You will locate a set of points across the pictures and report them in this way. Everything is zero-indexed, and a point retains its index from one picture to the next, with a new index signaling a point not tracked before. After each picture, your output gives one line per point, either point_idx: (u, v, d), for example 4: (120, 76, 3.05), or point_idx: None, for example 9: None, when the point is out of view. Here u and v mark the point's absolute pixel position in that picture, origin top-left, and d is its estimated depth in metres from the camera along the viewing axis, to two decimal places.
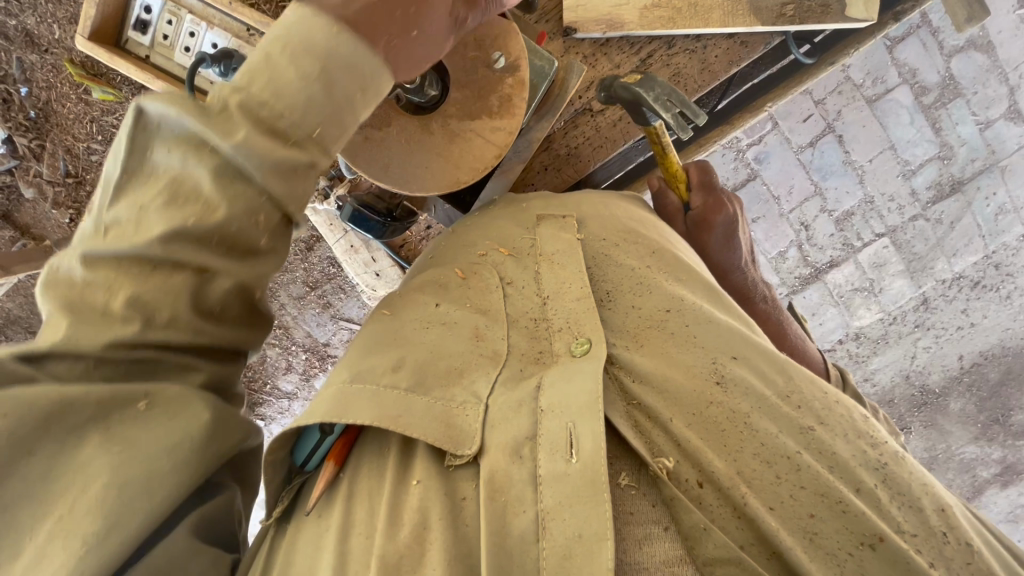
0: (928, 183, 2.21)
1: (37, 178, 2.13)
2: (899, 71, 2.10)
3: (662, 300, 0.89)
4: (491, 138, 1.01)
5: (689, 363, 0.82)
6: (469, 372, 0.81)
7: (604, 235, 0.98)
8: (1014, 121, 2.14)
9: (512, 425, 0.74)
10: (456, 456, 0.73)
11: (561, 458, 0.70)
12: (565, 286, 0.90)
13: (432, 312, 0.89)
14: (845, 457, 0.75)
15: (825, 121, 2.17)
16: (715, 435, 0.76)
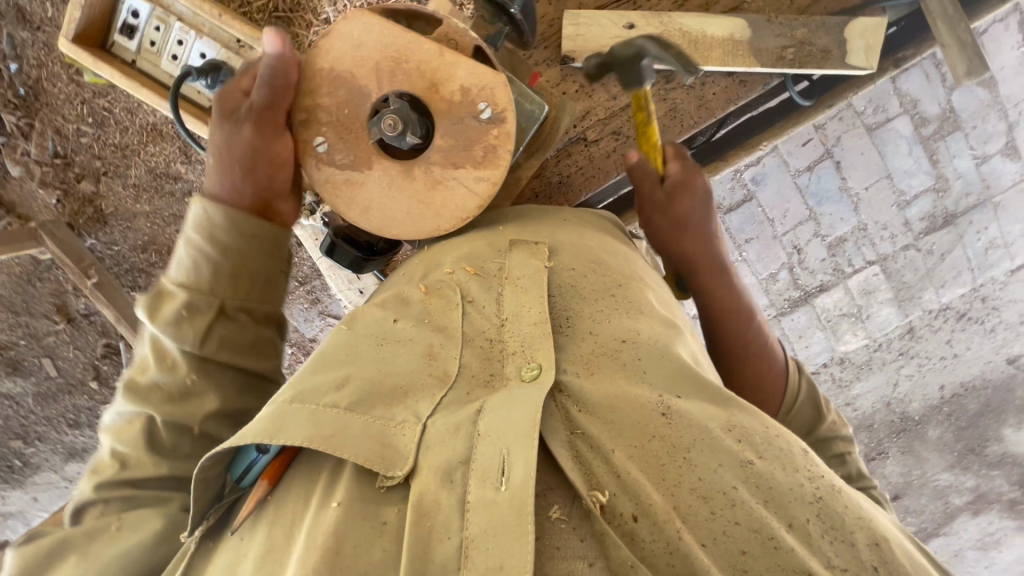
0: (921, 214, 2.22)
1: (25, 156, 2.10)
2: (901, 101, 2.09)
3: (618, 332, 0.85)
4: (474, 189, 1.01)
5: (637, 394, 0.77)
6: (413, 392, 0.77)
7: (575, 264, 0.93)
8: (1011, 158, 2.14)
9: (445, 448, 0.69)
10: (387, 477, 0.69)
11: (491, 483, 0.65)
12: (520, 305, 0.85)
13: (388, 328, 0.87)
14: (783, 489, 0.70)
15: (823, 146, 2.16)
16: (654, 470, 0.71)
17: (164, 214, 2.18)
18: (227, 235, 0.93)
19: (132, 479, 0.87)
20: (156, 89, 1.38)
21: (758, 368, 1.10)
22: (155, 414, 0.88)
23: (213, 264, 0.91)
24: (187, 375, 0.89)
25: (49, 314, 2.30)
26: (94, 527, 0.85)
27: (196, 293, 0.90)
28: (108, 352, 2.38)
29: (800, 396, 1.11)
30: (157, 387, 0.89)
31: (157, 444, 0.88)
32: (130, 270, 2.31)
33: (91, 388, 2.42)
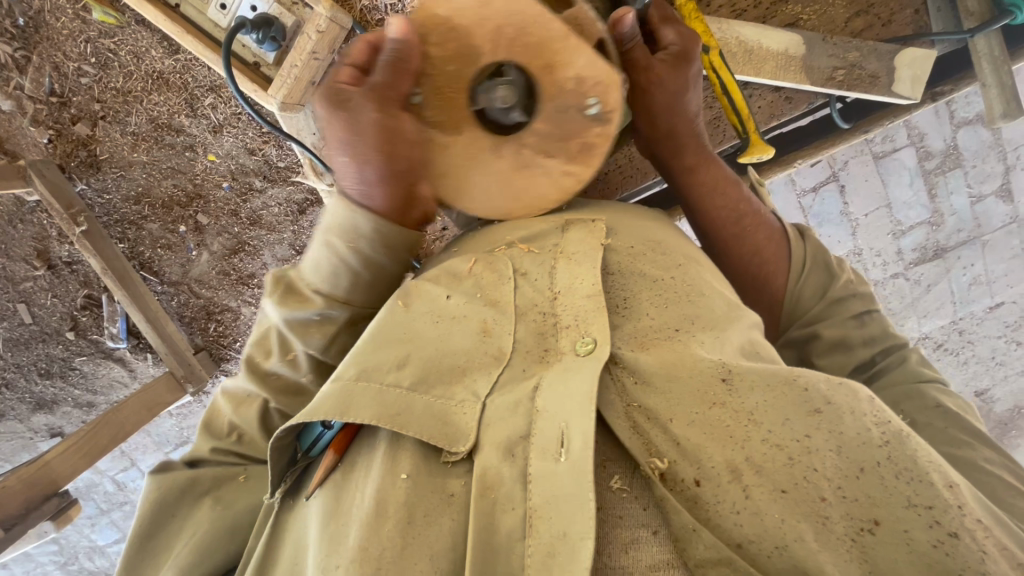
0: (914, 245, 2.29)
1: (18, 91, 2.00)
2: (909, 133, 2.15)
3: (674, 316, 0.87)
4: (559, 180, 1.01)
5: (698, 363, 0.81)
6: (470, 372, 0.82)
7: (632, 242, 0.97)
8: (1004, 200, 2.22)
9: (505, 425, 0.75)
10: (451, 454, 0.75)
11: (551, 455, 0.71)
12: (574, 280, 0.88)
13: (443, 305, 0.89)
14: (851, 435, 0.72)
15: (831, 169, 2.21)
16: (720, 433, 0.75)
17: (162, 166, 2.10)
18: (369, 245, 0.92)
19: (249, 450, 0.98)
20: (202, 39, 1.36)
21: (764, 258, 1.08)
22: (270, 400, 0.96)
23: (353, 274, 0.94)
24: (304, 375, 0.97)
25: (29, 258, 2.21)
26: (220, 474, 0.95)
27: (333, 303, 0.95)
28: (89, 303, 2.30)
29: (808, 261, 1.10)
30: (275, 375, 0.97)
31: (269, 425, 0.97)
32: (119, 221, 2.19)
33: (67, 338, 2.32)
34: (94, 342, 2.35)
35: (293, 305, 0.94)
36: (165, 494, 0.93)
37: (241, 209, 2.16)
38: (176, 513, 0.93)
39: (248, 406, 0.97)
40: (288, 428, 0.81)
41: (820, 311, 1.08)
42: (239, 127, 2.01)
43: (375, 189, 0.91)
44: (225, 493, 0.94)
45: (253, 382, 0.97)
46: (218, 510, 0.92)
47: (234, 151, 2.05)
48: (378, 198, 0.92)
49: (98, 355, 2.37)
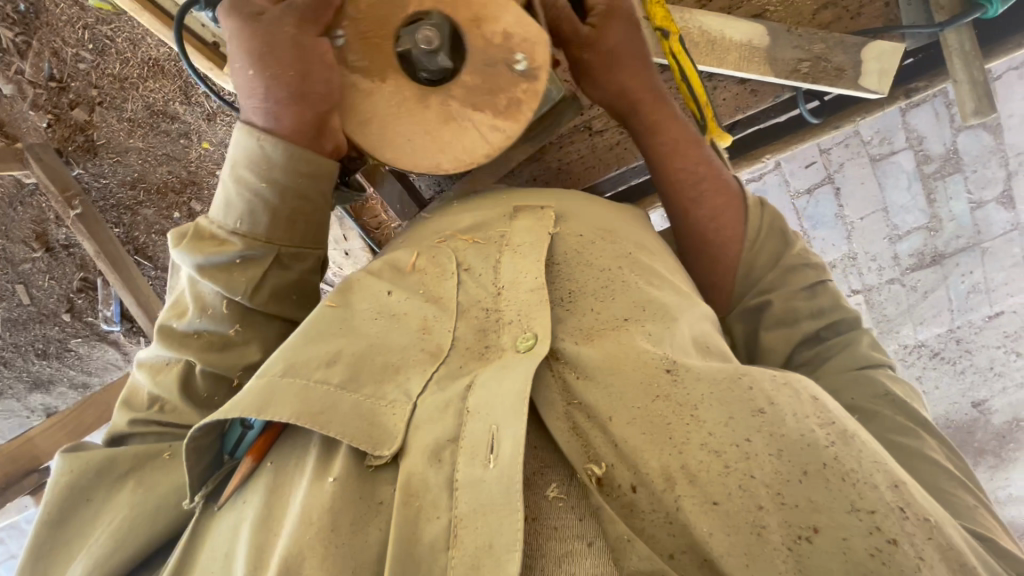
0: (911, 251, 2.25)
1: (19, 75, 2.05)
2: (907, 136, 2.10)
3: (624, 308, 0.79)
4: (487, 136, 0.96)
5: (644, 352, 0.73)
6: (405, 369, 0.75)
7: (581, 230, 0.89)
8: (1005, 207, 2.16)
9: (433, 427, 0.68)
10: (376, 457, 0.68)
11: (480, 460, 0.64)
12: (519, 275, 0.82)
13: (384, 301, 0.82)
14: (795, 435, 0.64)
15: (826, 171, 2.18)
16: (661, 434, 0.67)
17: (158, 152, 2.13)
18: (283, 174, 0.91)
19: (169, 419, 0.92)
20: (157, 16, 1.39)
21: (721, 224, 1.01)
22: (195, 361, 0.91)
23: (270, 206, 0.92)
24: (229, 325, 0.93)
25: (28, 240, 2.26)
26: (145, 452, 0.89)
27: (254, 243, 0.92)
28: (85, 286, 2.35)
29: (764, 227, 1.03)
30: (196, 333, 0.93)
31: (191, 388, 0.92)
32: (116, 205, 2.23)
33: (64, 320, 2.37)
34: (89, 324, 2.39)
35: (207, 248, 0.90)
36: (84, 476, 0.85)
37: None
38: (93, 499, 0.86)
39: (167, 372, 0.92)
40: (203, 426, 0.74)
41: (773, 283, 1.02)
42: (231, 116, 2.04)
43: (282, 111, 0.90)
44: (147, 475, 0.87)
45: (171, 348, 0.92)
46: (137, 492, 0.84)
47: (227, 139, 2.08)
48: (286, 121, 0.91)
49: (93, 337, 2.42)
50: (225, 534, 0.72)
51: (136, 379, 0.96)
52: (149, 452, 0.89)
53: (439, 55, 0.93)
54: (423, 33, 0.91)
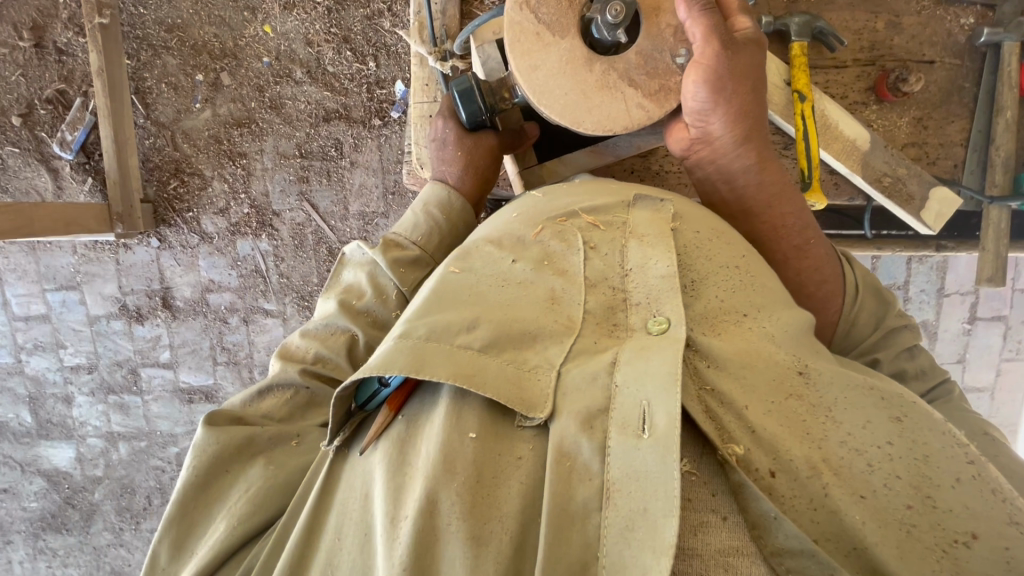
0: None
1: None
2: None
3: (742, 302, 0.76)
4: (630, 112, 0.95)
5: (772, 356, 0.71)
6: (541, 337, 0.72)
7: (697, 227, 0.83)
8: None
9: (583, 396, 0.66)
10: (526, 419, 0.67)
11: (632, 432, 0.62)
12: (649, 258, 0.77)
13: (506, 269, 0.80)
14: (936, 446, 0.65)
15: None
16: (796, 427, 0.66)
17: (215, 13, 2.03)
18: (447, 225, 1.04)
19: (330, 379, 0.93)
20: None
21: (825, 276, 0.95)
22: (359, 333, 0.94)
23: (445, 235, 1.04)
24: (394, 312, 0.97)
25: (21, 26, 2.03)
26: (277, 433, 0.86)
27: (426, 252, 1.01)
28: (56, 99, 2.08)
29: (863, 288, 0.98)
30: (367, 312, 0.96)
31: (355, 358, 0.94)
32: (140, 39, 2.05)
33: (11, 122, 2.08)
34: (37, 140, 2.09)
35: (394, 251, 0.99)
36: (220, 451, 0.81)
37: (268, 87, 2.07)
38: (229, 470, 0.82)
39: (334, 337, 0.94)
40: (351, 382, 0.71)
41: (874, 343, 0.96)
42: (309, 14, 2.00)
43: (464, 177, 1.08)
44: (279, 455, 0.84)
45: (344, 319, 0.95)
46: (269, 470, 0.81)
47: (293, 34, 2.02)
48: (466, 185, 1.08)
49: (33, 156, 2.10)
50: (358, 483, 0.71)
51: (293, 347, 0.96)
52: (281, 436, 0.86)
53: (617, 29, 0.90)
54: (613, 6, 0.89)
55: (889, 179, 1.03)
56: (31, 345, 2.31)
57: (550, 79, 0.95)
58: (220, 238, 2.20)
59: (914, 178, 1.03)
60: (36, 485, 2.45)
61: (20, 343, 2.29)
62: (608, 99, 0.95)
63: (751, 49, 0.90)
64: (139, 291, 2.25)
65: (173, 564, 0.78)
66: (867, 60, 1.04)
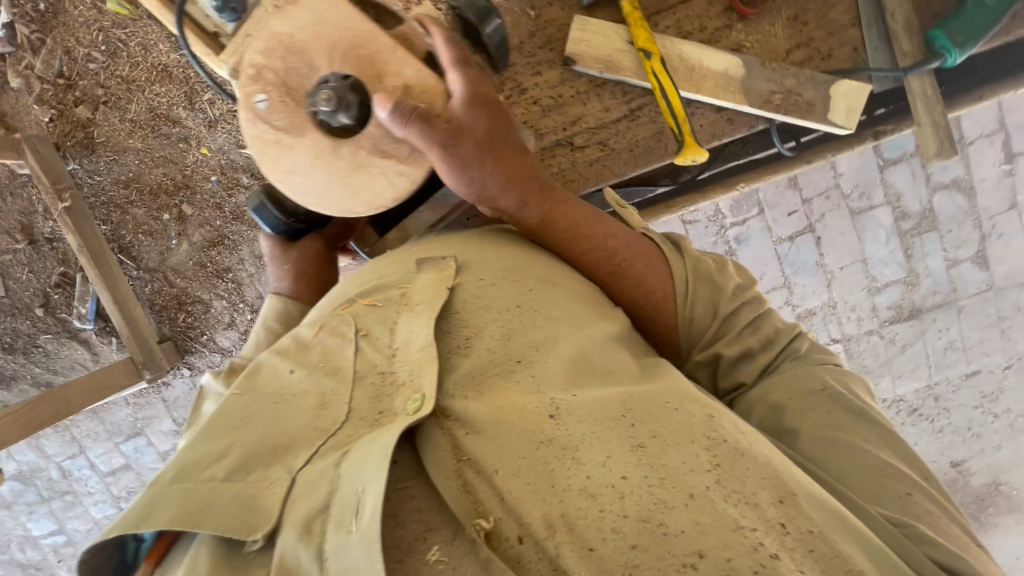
0: (890, 303, 2.26)
1: (28, 70, 2.10)
2: (885, 192, 2.17)
3: (517, 347, 0.78)
4: (393, 182, 0.91)
5: (523, 404, 0.72)
6: (292, 449, 0.75)
7: (483, 274, 0.85)
8: (980, 267, 2.21)
9: (307, 499, 0.69)
10: (251, 542, 0.68)
11: (346, 525, 0.65)
12: (412, 331, 0.79)
13: (284, 382, 0.81)
14: (674, 466, 0.68)
15: (807, 220, 2.20)
16: (540, 483, 0.67)
17: (156, 154, 2.14)
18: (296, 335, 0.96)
19: None
20: None
21: (646, 286, 0.93)
22: None
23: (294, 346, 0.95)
24: None
25: (12, 230, 2.25)
26: None
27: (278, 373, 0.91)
28: (64, 281, 2.31)
29: (690, 277, 0.95)
30: None
31: None
32: (107, 203, 2.22)
33: (36, 314, 2.32)
34: (62, 321, 2.33)
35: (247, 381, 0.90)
36: None
37: (225, 203, 2.16)
38: None
39: None
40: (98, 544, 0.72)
41: (716, 333, 0.94)
42: (232, 124, 2.08)
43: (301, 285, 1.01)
44: None
45: None
46: None
47: (226, 146, 2.08)
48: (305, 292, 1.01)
49: (64, 335, 2.35)
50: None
51: None
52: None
53: (337, 114, 0.87)
54: (321, 96, 0.85)
55: (780, 95, 0.94)
56: (124, 493, 2.56)
57: (305, 178, 0.92)
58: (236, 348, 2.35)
59: (806, 83, 0.93)
60: None
61: (116, 494, 2.55)
62: (367, 177, 0.91)
63: (470, 110, 0.85)
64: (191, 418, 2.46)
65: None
66: None
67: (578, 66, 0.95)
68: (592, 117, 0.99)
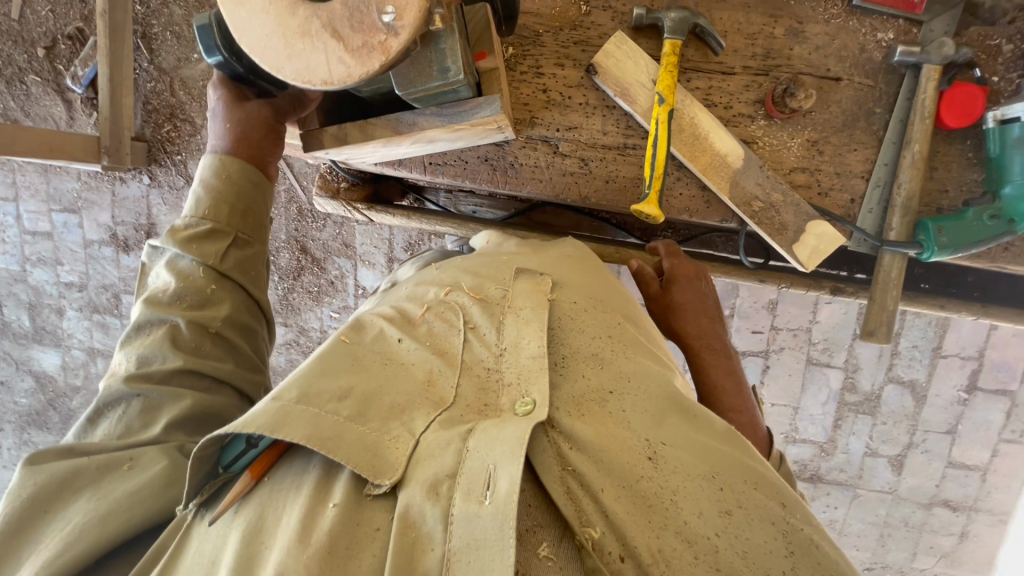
0: (797, 458, 1.98)
1: None
2: (847, 358, 1.86)
3: (613, 374, 0.59)
4: (329, 67, 0.56)
5: (620, 434, 0.55)
6: (405, 411, 0.55)
7: (578, 298, 0.66)
8: (891, 469, 1.92)
9: (433, 458, 0.50)
10: (372, 486, 0.50)
11: (474, 494, 0.47)
12: (521, 337, 0.60)
13: (385, 349, 0.62)
14: (757, 540, 0.50)
15: (765, 345, 1.89)
16: (638, 515, 0.50)
17: None
18: (236, 194, 0.74)
19: (153, 394, 0.65)
20: None
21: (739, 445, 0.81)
22: (175, 320, 0.68)
23: (235, 189, 0.74)
24: (210, 283, 0.70)
25: None
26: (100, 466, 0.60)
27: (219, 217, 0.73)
28: (76, 37, 2.07)
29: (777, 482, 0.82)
30: (177, 298, 0.69)
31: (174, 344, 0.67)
32: None
33: (34, 53, 2.09)
34: (55, 72, 2.10)
35: (193, 231, 0.71)
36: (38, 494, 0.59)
37: None
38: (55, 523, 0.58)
39: (143, 337, 0.68)
40: (215, 438, 0.54)
41: None
42: None
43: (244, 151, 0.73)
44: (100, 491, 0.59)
45: (166, 305, 0.69)
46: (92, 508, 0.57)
47: None
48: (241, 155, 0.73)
49: (50, 86, 2.12)
50: (200, 567, 0.50)
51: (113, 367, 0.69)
52: (110, 463, 0.61)
53: None
54: None
55: (761, 204, 0.93)
56: (35, 258, 2.45)
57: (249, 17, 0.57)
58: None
59: (790, 207, 0.92)
60: (27, 383, 2.61)
61: (27, 256, 2.44)
62: (309, 50, 0.56)
63: (681, 281, 0.93)
64: (128, 223, 2.29)
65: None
66: (756, 70, 0.93)
67: (596, 78, 0.93)
68: (587, 132, 0.97)
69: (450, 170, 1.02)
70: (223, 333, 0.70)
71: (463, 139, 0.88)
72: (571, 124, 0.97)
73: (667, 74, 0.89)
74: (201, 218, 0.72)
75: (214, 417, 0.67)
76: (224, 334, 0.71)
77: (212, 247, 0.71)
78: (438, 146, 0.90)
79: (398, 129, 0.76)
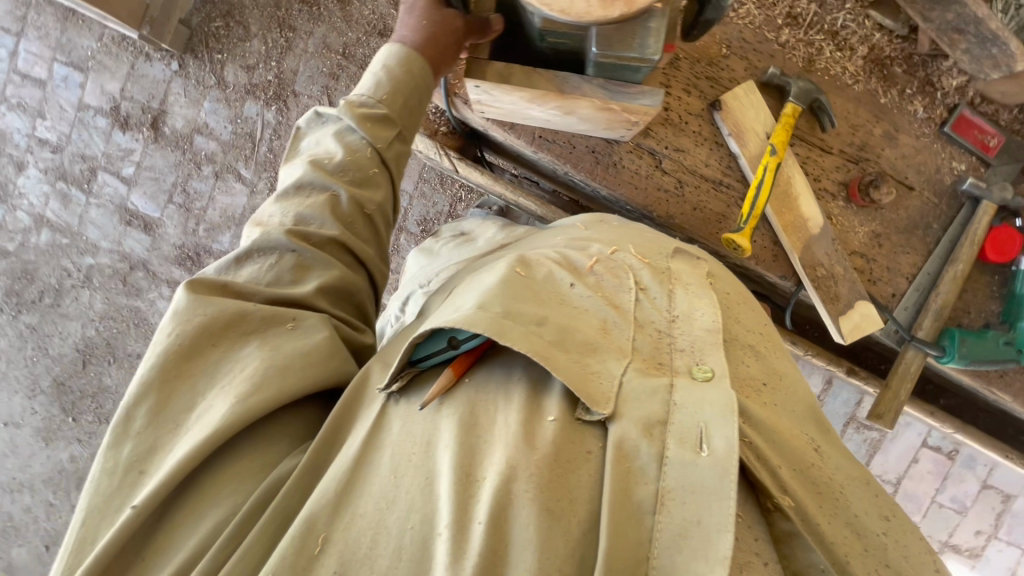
0: None
1: None
2: None
3: (769, 367, 0.62)
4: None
5: (787, 425, 0.58)
6: (595, 349, 0.55)
7: (728, 289, 0.69)
8: None
9: (638, 401, 0.52)
10: (585, 410, 0.52)
11: (688, 444, 0.49)
12: (694, 307, 0.61)
13: (558, 287, 0.61)
14: (906, 540, 0.55)
15: None
16: (812, 499, 0.54)
17: None
18: (406, 95, 0.76)
19: (305, 254, 0.70)
20: None
21: None
22: (336, 193, 0.72)
23: (407, 94, 0.76)
24: (370, 169, 0.75)
25: None
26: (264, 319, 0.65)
27: (389, 111, 0.76)
28: None
29: None
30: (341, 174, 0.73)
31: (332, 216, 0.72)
32: None
33: None
34: None
35: (366, 118, 0.75)
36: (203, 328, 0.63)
37: None
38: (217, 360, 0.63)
39: (302, 200, 0.73)
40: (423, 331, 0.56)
41: None
42: None
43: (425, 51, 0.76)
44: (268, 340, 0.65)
45: (330, 176, 0.73)
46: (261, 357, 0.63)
47: None
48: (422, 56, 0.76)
49: None
50: (409, 443, 0.53)
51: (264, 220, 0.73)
52: (275, 316, 0.66)
53: None
54: None
55: (823, 271, 1.01)
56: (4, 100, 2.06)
57: None
58: (234, 90, 1.86)
59: (846, 282, 1.01)
60: None
61: None
62: None
63: None
64: (137, 101, 1.95)
65: (132, 473, 0.58)
66: (851, 157, 1.03)
67: (719, 114, 1.01)
68: (694, 159, 1.04)
69: (558, 149, 1.04)
70: (372, 219, 0.76)
71: (596, 122, 0.92)
72: (679, 146, 1.03)
73: (784, 132, 0.98)
74: (378, 102, 0.75)
75: (349, 290, 0.74)
76: (373, 220, 0.77)
77: (383, 132, 0.75)
78: (567, 120, 0.93)
79: (563, 88, 0.78)
